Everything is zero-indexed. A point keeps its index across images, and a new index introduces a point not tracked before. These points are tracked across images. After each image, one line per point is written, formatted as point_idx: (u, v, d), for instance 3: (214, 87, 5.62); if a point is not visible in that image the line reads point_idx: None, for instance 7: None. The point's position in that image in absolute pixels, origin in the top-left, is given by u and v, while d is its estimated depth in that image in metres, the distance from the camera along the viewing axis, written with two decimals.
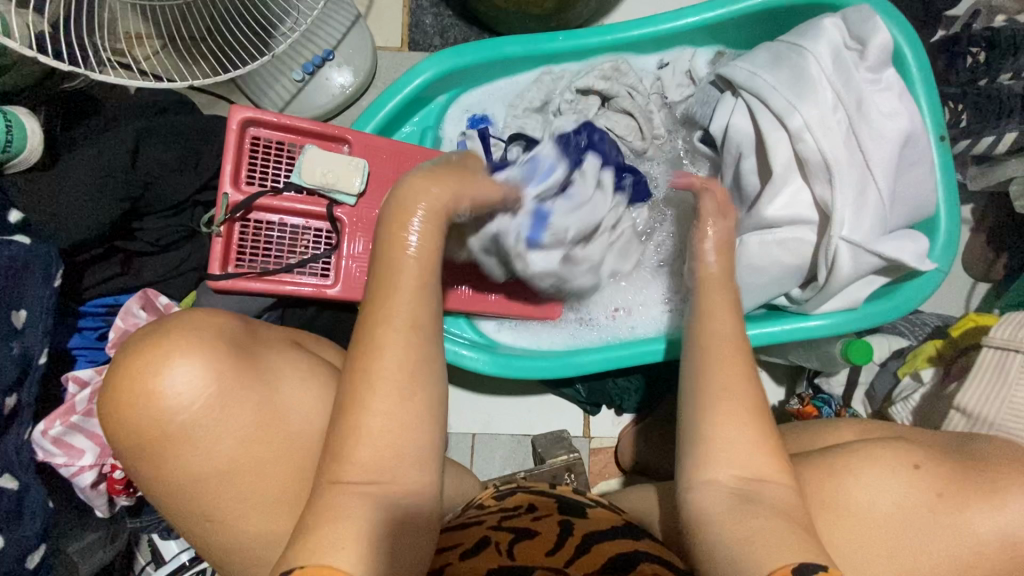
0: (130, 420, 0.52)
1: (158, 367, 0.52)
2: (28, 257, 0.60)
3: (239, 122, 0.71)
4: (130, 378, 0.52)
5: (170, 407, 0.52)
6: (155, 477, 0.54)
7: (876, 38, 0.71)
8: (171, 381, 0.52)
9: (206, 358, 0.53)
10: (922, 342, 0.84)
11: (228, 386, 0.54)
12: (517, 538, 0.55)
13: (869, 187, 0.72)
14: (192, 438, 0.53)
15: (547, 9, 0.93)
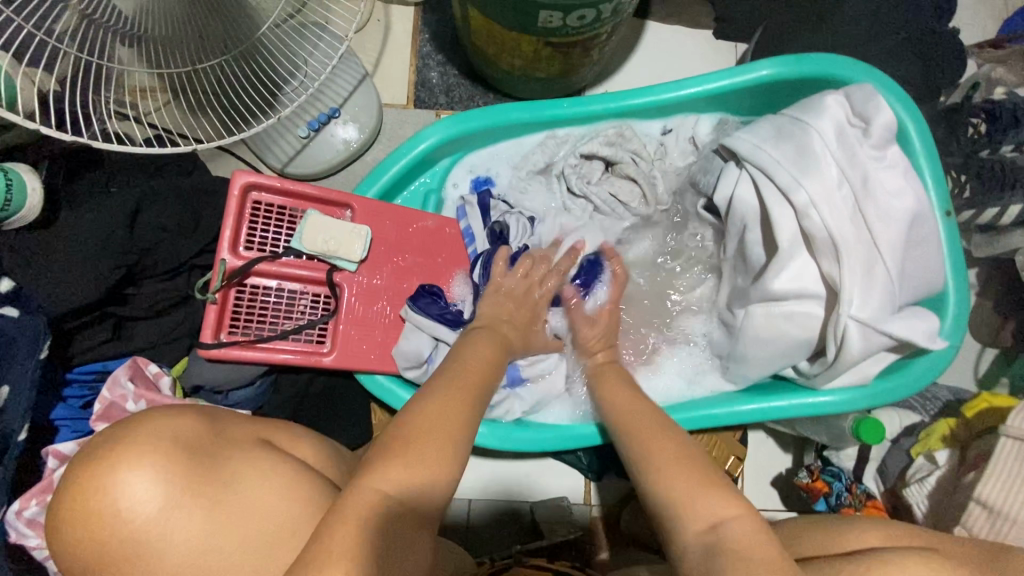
0: (83, 537, 0.49)
1: (116, 477, 0.50)
2: (16, 331, 0.59)
3: (240, 187, 0.70)
4: (82, 494, 0.49)
5: (122, 521, 0.50)
6: None
7: (879, 117, 0.72)
8: (123, 495, 0.50)
9: (170, 464, 0.52)
10: (934, 418, 0.81)
11: (183, 492, 0.52)
12: None
13: (877, 264, 0.71)
14: (150, 552, 0.50)
15: (552, 73, 0.95)
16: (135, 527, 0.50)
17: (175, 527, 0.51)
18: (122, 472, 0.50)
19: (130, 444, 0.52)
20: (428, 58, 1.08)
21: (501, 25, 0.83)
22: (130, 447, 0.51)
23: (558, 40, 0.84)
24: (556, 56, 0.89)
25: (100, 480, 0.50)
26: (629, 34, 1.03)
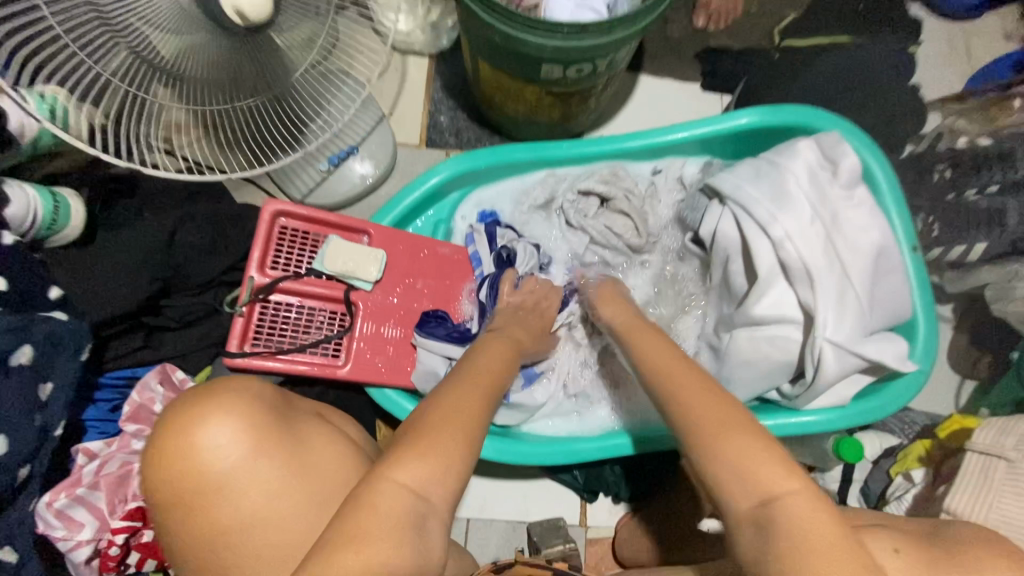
0: (166, 473, 0.55)
1: (203, 421, 0.56)
2: (63, 336, 0.63)
3: (271, 213, 0.77)
4: (176, 433, 0.56)
5: (207, 463, 0.55)
6: (181, 528, 0.56)
7: (845, 161, 0.80)
8: (209, 438, 0.56)
9: (247, 415, 0.58)
10: (911, 441, 0.86)
11: (261, 445, 0.57)
12: None
13: (849, 292, 0.77)
14: (224, 491, 0.56)
15: (553, 118, 1.04)
16: (216, 468, 0.56)
17: (252, 473, 0.57)
18: (209, 420, 0.56)
19: (218, 398, 0.58)
20: (440, 103, 1.19)
21: (508, 76, 0.93)
22: (218, 401, 0.58)
23: (559, 90, 0.94)
24: (556, 103, 0.99)
25: (191, 424, 0.56)
26: (623, 86, 1.13)
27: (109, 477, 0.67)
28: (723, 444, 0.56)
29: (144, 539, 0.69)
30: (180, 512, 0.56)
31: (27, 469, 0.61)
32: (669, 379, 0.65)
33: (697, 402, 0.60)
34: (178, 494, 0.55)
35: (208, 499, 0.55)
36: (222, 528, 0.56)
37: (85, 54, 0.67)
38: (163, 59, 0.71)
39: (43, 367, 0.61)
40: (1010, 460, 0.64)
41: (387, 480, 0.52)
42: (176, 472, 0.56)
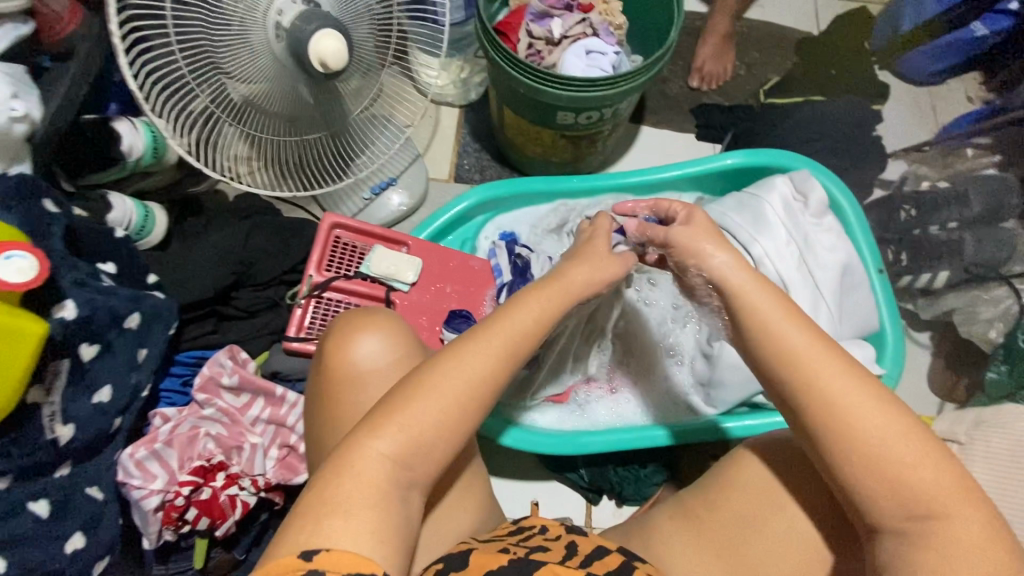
0: (331, 360, 0.67)
1: (365, 332, 0.68)
2: (159, 310, 0.75)
3: (329, 224, 0.92)
4: (340, 338, 0.68)
5: (363, 362, 0.66)
6: (327, 407, 0.66)
7: (814, 193, 0.94)
8: (365, 346, 0.67)
9: (399, 337, 0.69)
10: None
11: (406, 363, 0.68)
12: (532, 550, 0.62)
13: (820, 304, 0.89)
14: (368, 386, 0.66)
15: (566, 158, 1.21)
16: (365, 371, 0.66)
17: (392, 382, 0.66)
18: (369, 333, 0.68)
19: (375, 322, 0.70)
20: (467, 146, 1.37)
21: (529, 122, 1.10)
22: (378, 323, 0.69)
23: (571, 134, 1.10)
24: (569, 145, 1.16)
25: (354, 333, 0.68)
26: (627, 134, 1.31)
27: (180, 436, 0.80)
28: (868, 437, 0.52)
29: (203, 495, 0.77)
30: (326, 399, 0.67)
31: (119, 421, 0.73)
32: (823, 360, 0.56)
33: (864, 405, 0.53)
34: (330, 382, 0.67)
35: (353, 392, 0.66)
36: (351, 422, 0.65)
37: (195, 83, 0.84)
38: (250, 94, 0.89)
39: (141, 334, 0.73)
40: (961, 444, 0.73)
41: (369, 447, 0.53)
42: (333, 365, 0.67)
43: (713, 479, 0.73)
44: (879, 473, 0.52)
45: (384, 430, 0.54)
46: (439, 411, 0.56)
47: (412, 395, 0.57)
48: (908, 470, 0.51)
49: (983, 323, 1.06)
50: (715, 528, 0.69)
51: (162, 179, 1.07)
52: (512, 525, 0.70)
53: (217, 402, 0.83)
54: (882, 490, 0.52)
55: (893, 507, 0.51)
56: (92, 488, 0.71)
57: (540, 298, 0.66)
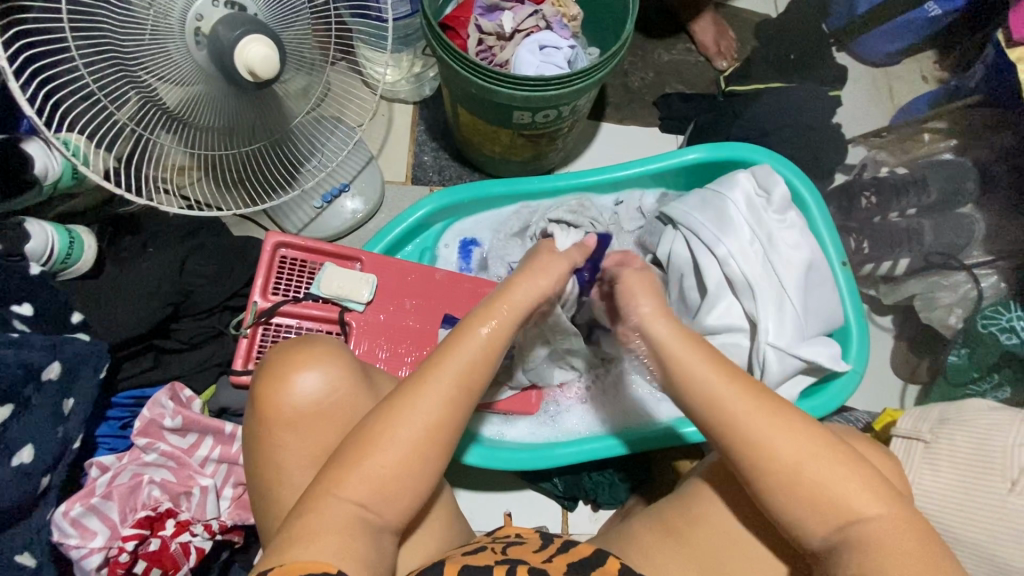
0: (266, 395, 0.64)
1: (300, 367, 0.64)
2: (85, 355, 0.69)
3: (272, 244, 0.86)
4: (274, 374, 0.64)
5: (296, 399, 0.63)
6: (267, 442, 0.64)
7: (777, 189, 0.92)
8: (305, 381, 0.64)
9: (333, 366, 0.65)
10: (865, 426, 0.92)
11: (348, 397, 0.65)
12: (508, 544, 0.62)
13: (786, 303, 0.88)
14: (302, 425, 0.63)
15: (526, 157, 1.16)
16: (304, 407, 0.64)
17: (335, 417, 0.64)
18: (308, 365, 0.64)
19: (316, 352, 0.66)
20: (423, 144, 1.30)
21: (484, 120, 1.05)
22: (315, 353, 0.65)
23: (529, 132, 1.05)
24: (528, 144, 1.11)
25: (290, 368, 0.64)
26: (587, 129, 1.27)
27: (120, 487, 0.74)
28: (780, 454, 0.58)
29: (150, 547, 0.73)
30: (265, 442, 0.64)
31: (47, 479, 0.66)
32: (743, 404, 0.59)
33: (785, 429, 0.58)
34: (264, 427, 0.64)
35: (291, 432, 0.63)
36: (295, 460, 0.63)
37: (106, 97, 0.76)
38: (174, 104, 0.80)
39: (65, 383, 0.67)
40: (927, 442, 0.74)
41: (338, 488, 0.53)
42: (266, 402, 0.64)
43: (687, 492, 0.71)
44: (800, 489, 0.57)
45: (347, 478, 0.54)
46: (396, 457, 0.55)
47: (366, 447, 0.55)
48: (826, 481, 0.57)
49: (942, 309, 1.08)
50: (695, 542, 0.67)
51: (89, 198, 0.99)
52: (484, 534, 0.68)
53: (160, 446, 0.78)
54: (809, 507, 0.57)
55: (817, 520, 0.57)
56: (22, 555, 0.65)
57: (491, 319, 0.61)
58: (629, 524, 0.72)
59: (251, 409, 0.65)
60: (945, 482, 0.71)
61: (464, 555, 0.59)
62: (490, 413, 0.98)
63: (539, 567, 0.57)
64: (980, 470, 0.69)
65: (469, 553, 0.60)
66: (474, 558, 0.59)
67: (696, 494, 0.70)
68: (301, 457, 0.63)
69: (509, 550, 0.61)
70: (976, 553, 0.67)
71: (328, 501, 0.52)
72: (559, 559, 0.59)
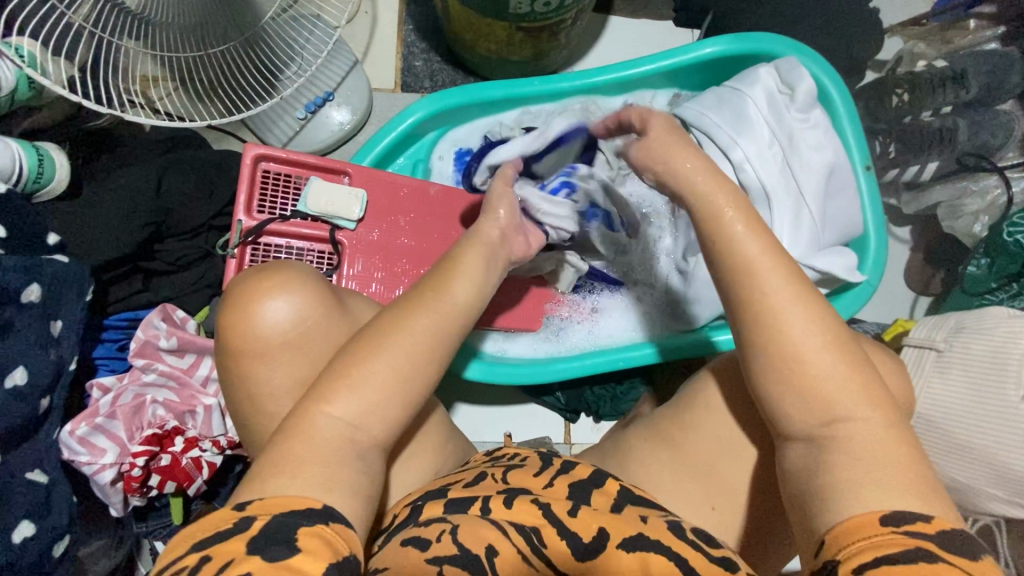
0: (237, 335, 0.60)
1: (265, 296, 0.61)
2: (67, 276, 0.66)
3: (252, 157, 0.81)
4: (241, 301, 0.61)
5: (265, 330, 0.60)
6: (241, 375, 0.61)
7: (802, 84, 0.84)
8: (273, 310, 0.60)
9: (296, 293, 0.62)
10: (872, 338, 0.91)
11: (318, 326, 0.62)
12: (509, 469, 0.62)
13: (804, 210, 0.83)
14: (271, 357, 0.61)
15: (525, 56, 1.06)
16: (272, 340, 0.60)
17: (308, 346, 0.61)
18: (271, 296, 0.61)
19: (277, 280, 0.62)
20: (413, 46, 1.18)
21: (477, 12, 0.94)
22: (278, 281, 0.62)
23: (528, 25, 0.94)
24: (527, 40, 1.00)
25: (252, 300, 0.60)
26: (593, 24, 1.16)
27: (124, 407, 0.74)
28: (809, 366, 0.51)
29: (162, 462, 0.74)
30: (242, 381, 0.61)
31: (47, 401, 0.65)
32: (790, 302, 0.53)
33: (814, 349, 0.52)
34: (236, 358, 0.61)
35: (263, 365, 0.60)
36: (274, 393, 0.61)
37: None
38: (139, 8, 0.73)
39: (50, 305, 0.65)
40: (940, 350, 0.72)
41: (318, 414, 0.52)
42: (234, 335, 0.61)
43: (688, 401, 0.69)
44: (797, 385, 0.52)
45: (329, 409, 0.52)
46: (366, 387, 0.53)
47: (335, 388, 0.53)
48: (829, 385, 0.51)
49: (967, 216, 1.01)
50: (700, 454, 0.65)
51: (54, 112, 0.91)
52: (485, 457, 0.69)
53: (159, 366, 0.77)
54: (807, 411, 0.52)
55: (801, 417, 0.52)
56: (33, 472, 0.64)
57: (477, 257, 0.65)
58: (632, 440, 0.70)
59: (221, 342, 0.62)
60: (957, 391, 0.70)
61: (470, 483, 0.60)
62: (489, 331, 0.97)
63: (540, 494, 0.57)
64: (992, 378, 0.67)
65: (473, 480, 0.61)
66: (478, 487, 0.59)
67: (696, 404, 0.68)
68: (279, 388, 0.61)
69: (510, 477, 0.60)
70: (982, 461, 0.67)
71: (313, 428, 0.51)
72: (559, 483, 0.59)
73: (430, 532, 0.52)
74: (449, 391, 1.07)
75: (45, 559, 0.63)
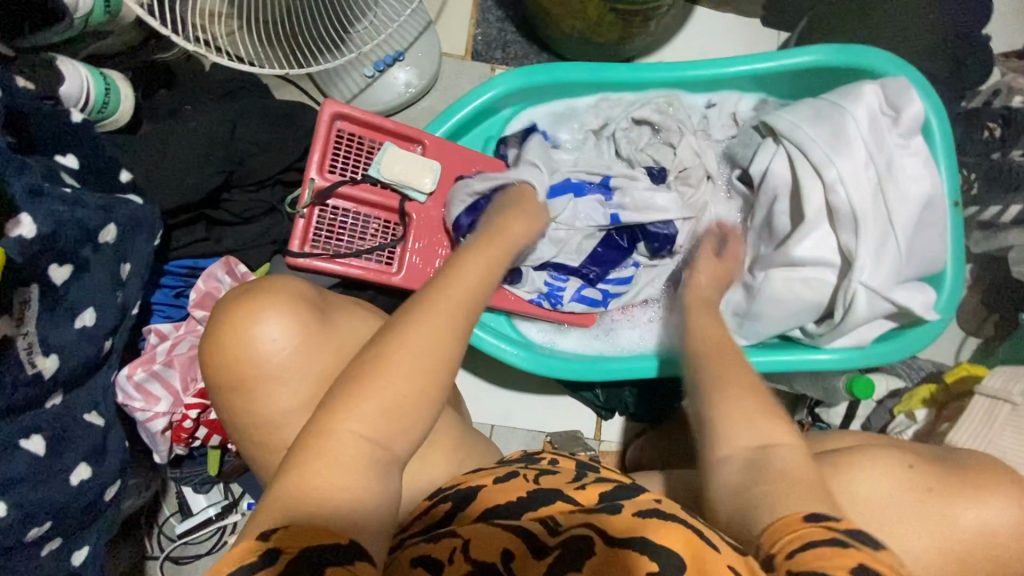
0: (229, 362, 0.60)
1: (247, 323, 0.60)
2: (140, 218, 0.63)
3: (330, 114, 0.77)
4: (227, 328, 0.60)
5: (260, 359, 0.60)
6: (260, 379, 0.60)
7: (909, 108, 0.80)
8: (263, 336, 0.60)
9: (278, 314, 0.61)
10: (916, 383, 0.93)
11: (305, 343, 0.61)
12: (543, 472, 0.61)
13: (890, 241, 0.80)
14: (309, 355, 0.61)
15: (609, 39, 1.01)
16: (271, 364, 0.60)
17: (308, 360, 0.61)
18: (259, 318, 0.60)
19: (257, 301, 0.61)
20: (488, 13, 1.13)
21: None
22: (259, 302, 0.61)
23: (623, 8, 0.89)
24: (617, 23, 0.95)
25: (238, 328, 0.60)
26: (679, 12, 1.11)
27: (180, 356, 0.73)
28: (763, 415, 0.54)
29: (211, 416, 0.74)
30: (276, 375, 0.60)
31: (109, 343, 0.64)
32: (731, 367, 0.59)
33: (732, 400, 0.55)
34: (239, 387, 0.61)
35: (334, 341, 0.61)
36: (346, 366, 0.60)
37: None
38: None
39: (122, 246, 0.62)
40: (1016, 404, 0.73)
41: (342, 427, 0.44)
42: (225, 363, 0.60)
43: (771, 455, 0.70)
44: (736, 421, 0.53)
45: (353, 411, 0.44)
46: (396, 385, 0.45)
47: (361, 389, 0.45)
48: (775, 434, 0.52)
49: None
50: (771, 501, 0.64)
51: (123, 39, 0.87)
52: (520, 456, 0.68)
53: None
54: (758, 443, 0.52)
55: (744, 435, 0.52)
56: (91, 414, 0.63)
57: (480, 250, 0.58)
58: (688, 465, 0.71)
59: (217, 369, 0.61)
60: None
61: (500, 482, 0.59)
62: (539, 321, 0.95)
63: (574, 500, 0.56)
64: None
65: (505, 478, 0.60)
66: (508, 488, 0.58)
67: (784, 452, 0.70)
68: None
69: (542, 479, 0.59)
70: None
71: (336, 437, 0.44)
72: (591, 488, 0.57)
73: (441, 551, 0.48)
74: (487, 372, 1.06)
75: (98, 501, 0.63)
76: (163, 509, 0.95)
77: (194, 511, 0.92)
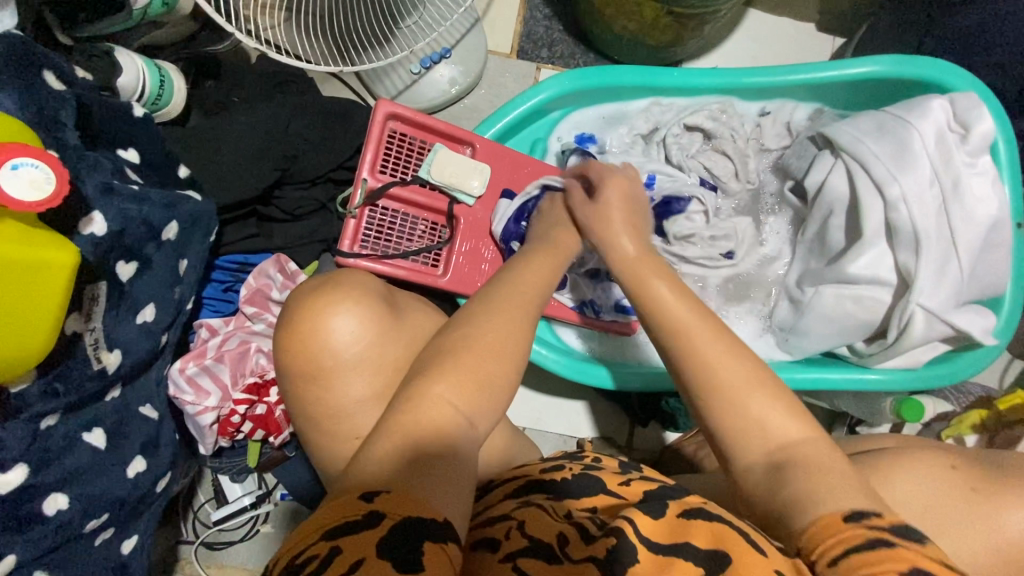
0: (302, 355, 0.60)
1: (324, 314, 0.60)
2: (199, 214, 0.64)
3: (383, 114, 0.76)
4: (304, 315, 0.60)
5: (331, 352, 0.60)
6: (324, 375, 0.60)
7: (979, 125, 0.77)
8: (335, 329, 0.60)
9: (351, 307, 0.61)
10: (965, 408, 0.92)
11: (372, 341, 0.60)
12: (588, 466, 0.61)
13: (951, 263, 0.78)
14: (371, 357, 0.61)
15: (661, 42, 0.99)
16: (340, 359, 0.60)
17: (373, 361, 0.60)
18: (331, 311, 0.60)
19: (332, 293, 0.61)
20: (535, 11, 1.11)
21: None
22: (334, 294, 0.62)
23: (680, 11, 0.87)
24: (672, 26, 0.93)
25: (313, 319, 0.60)
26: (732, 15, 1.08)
27: (231, 352, 0.74)
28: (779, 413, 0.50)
29: (258, 411, 0.75)
30: (341, 370, 0.60)
31: (165, 338, 0.65)
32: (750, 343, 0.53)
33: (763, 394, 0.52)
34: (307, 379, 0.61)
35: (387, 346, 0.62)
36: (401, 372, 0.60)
37: None
38: None
39: (181, 243, 0.63)
40: None
41: (429, 396, 0.49)
42: (299, 355, 0.60)
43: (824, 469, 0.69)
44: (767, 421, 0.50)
45: (436, 385, 0.50)
46: (471, 363, 0.52)
47: (438, 366, 0.51)
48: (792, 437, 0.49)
49: None
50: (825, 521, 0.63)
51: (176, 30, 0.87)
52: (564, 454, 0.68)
53: (268, 316, 0.78)
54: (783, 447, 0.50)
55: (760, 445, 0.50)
56: (145, 407, 0.64)
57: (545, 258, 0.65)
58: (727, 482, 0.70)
59: (291, 358, 0.61)
60: None
61: (546, 472, 0.59)
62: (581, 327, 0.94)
63: (618, 492, 0.55)
64: None
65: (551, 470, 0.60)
66: (554, 477, 0.57)
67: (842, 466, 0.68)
68: None
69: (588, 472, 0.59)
70: None
71: (424, 402, 0.49)
72: (636, 484, 0.56)
73: (498, 532, 0.48)
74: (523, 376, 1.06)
75: (150, 493, 0.64)
76: (198, 496, 0.96)
77: (229, 500, 0.92)
